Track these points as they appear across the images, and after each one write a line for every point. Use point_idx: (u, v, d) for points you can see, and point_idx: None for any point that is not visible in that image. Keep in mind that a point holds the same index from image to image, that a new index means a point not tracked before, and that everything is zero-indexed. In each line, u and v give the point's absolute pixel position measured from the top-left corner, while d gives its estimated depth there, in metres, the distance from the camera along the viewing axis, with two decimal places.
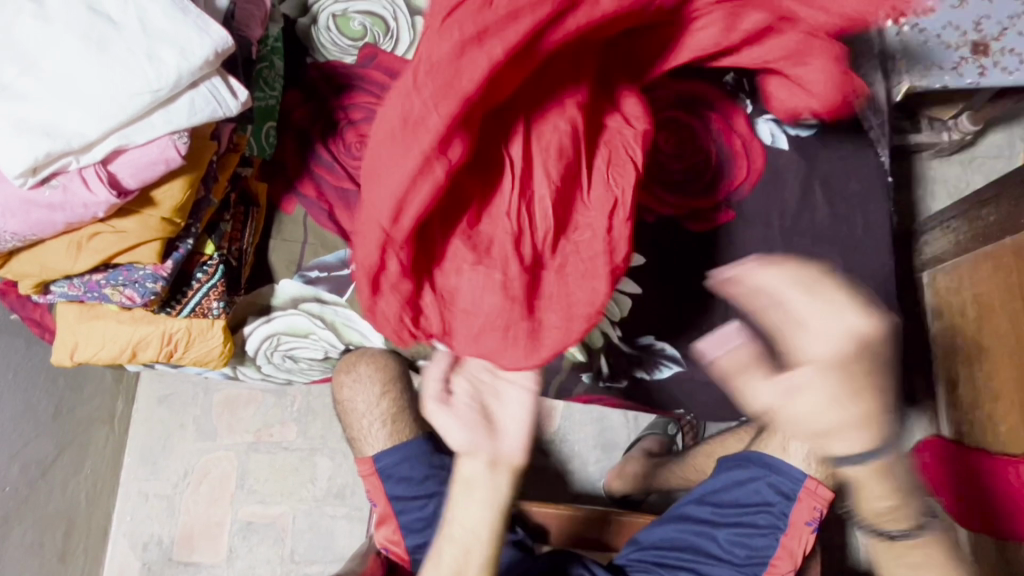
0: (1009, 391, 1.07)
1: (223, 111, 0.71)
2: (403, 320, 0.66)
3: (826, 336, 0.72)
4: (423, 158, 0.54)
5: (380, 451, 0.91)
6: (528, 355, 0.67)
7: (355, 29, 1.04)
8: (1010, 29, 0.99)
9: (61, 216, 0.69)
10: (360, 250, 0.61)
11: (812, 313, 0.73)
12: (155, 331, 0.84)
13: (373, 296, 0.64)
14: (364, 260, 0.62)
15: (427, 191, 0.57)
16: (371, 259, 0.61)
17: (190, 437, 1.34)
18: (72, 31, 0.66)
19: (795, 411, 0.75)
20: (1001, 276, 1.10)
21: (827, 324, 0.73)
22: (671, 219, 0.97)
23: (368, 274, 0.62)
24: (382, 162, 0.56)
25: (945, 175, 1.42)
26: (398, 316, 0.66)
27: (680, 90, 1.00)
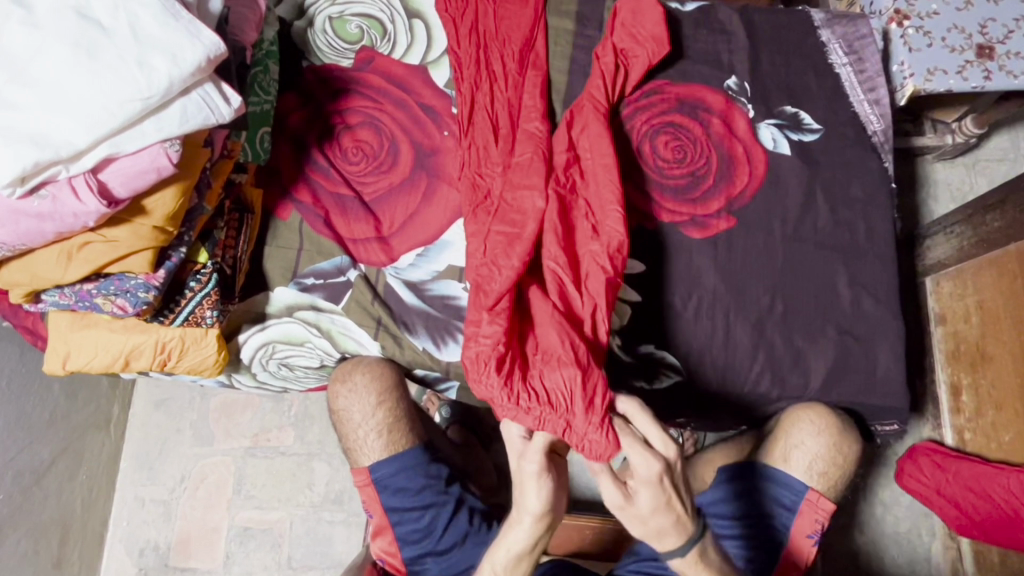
0: (1012, 399, 1.06)
1: (215, 118, 0.70)
2: (513, 396, 0.73)
3: (659, 462, 0.67)
4: (511, 253, 0.82)
5: (377, 461, 0.90)
6: (604, 434, 0.71)
7: (352, 32, 1.02)
8: (1016, 31, 0.98)
9: (51, 225, 0.68)
10: (475, 314, 0.79)
11: (652, 435, 0.70)
12: (148, 340, 0.83)
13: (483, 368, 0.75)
14: (482, 338, 0.76)
15: (511, 278, 0.80)
16: (483, 334, 0.76)
17: (186, 442, 1.34)
18: (61, 37, 0.64)
19: (632, 509, 0.69)
20: (1004, 281, 1.08)
21: (632, 445, 0.69)
22: (672, 224, 0.95)
23: (481, 344, 0.76)
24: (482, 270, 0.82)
25: (948, 179, 1.40)
26: (516, 394, 0.73)
27: (681, 94, 1.00)
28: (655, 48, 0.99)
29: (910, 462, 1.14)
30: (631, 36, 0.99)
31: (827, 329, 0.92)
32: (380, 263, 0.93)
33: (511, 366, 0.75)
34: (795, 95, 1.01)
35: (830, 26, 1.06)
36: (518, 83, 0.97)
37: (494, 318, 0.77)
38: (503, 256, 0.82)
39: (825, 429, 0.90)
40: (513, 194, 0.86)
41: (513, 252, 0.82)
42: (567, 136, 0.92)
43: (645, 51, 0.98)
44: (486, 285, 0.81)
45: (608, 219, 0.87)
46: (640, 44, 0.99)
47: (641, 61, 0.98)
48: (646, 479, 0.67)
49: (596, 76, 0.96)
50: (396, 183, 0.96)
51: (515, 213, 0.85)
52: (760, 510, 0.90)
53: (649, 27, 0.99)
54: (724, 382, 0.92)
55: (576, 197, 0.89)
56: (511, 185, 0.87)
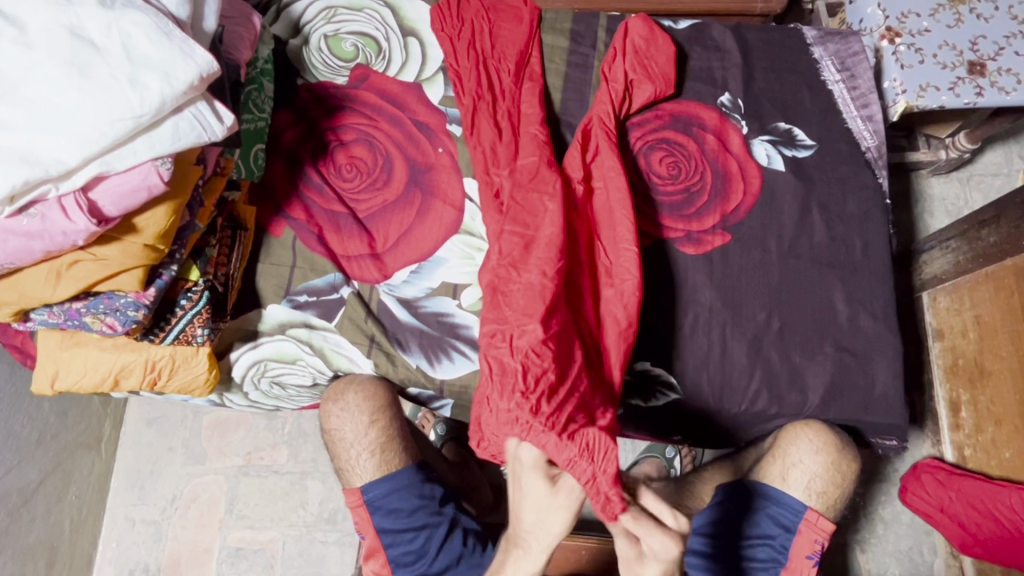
0: (1011, 415, 1.05)
1: (208, 136, 0.70)
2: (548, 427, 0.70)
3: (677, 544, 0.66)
4: (529, 256, 0.81)
5: (369, 482, 0.88)
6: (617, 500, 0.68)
7: (346, 49, 1.02)
8: (1007, 48, 1.03)
9: (39, 244, 0.67)
10: (501, 314, 0.78)
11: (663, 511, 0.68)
12: (138, 358, 0.82)
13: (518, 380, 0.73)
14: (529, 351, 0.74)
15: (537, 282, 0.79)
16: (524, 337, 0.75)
17: (178, 460, 1.32)
18: (53, 56, 0.65)
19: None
20: (1001, 296, 1.07)
21: (650, 530, 0.66)
22: (668, 240, 0.95)
23: (527, 354, 0.74)
24: (501, 273, 0.81)
25: (944, 194, 1.41)
26: (557, 425, 0.70)
27: (675, 111, 1.01)
28: (664, 86, 0.99)
29: (913, 478, 1.13)
30: (635, 60, 0.99)
31: (824, 345, 0.92)
32: (373, 280, 0.93)
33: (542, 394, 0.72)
34: (788, 112, 1.02)
35: (823, 43, 1.07)
36: (515, 94, 0.98)
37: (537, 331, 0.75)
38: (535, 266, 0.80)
39: (824, 448, 0.88)
40: (523, 196, 0.86)
41: (531, 251, 0.82)
42: (582, 161, 0.91)
43: (653, 87, 0.98)
44: (504, 286, 0.80)
45: (623, 265, 0.87)
46: (651, 78, 0.98)
47: (648, 94, 0.98)
48: (661, 559, 0.66)
49: (605, 100, 0.96)
50: (390, 200, 0.95)
51: (528, 216, 0.85)
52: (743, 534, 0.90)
53: (661, 63, 0.99)
54: (721, 402, 0.90)
55: (597, 230, 0.90)
56: (543, 194, 0.86)
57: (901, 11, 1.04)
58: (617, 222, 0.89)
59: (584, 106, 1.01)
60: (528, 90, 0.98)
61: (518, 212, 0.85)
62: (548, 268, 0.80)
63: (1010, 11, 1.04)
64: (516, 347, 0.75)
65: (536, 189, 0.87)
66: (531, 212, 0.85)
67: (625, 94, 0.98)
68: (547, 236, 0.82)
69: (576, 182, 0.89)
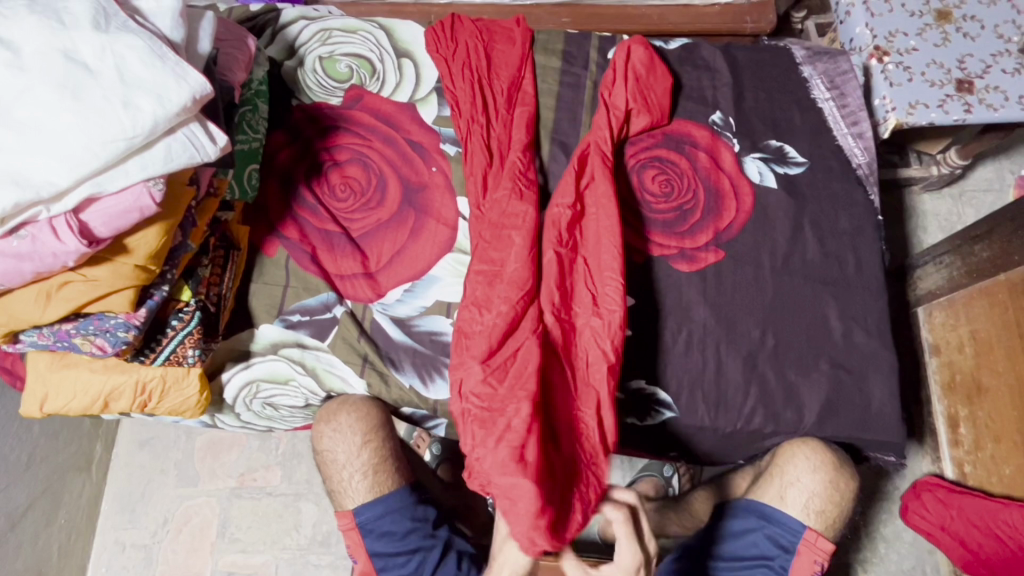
0: (1010, 431, 1.04)
1: (200, 157, 0.70)
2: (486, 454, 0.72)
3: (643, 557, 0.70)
4: (492, 295, 0.83)
5: (361, 504, 0.87)
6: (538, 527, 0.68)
7: (341, 71, 1.03)
8: (993, 66, 1.07)
9: (29, 265, 0.67)
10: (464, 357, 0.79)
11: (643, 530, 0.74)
12: (128, 380, 0.81)
13: (486, 420, 0.74)
14: (474, 395, 0.76)
15: (500, 323, 0.80)
16: (472, 378, 0.77)
17: (170, 483, 1.30)
18: (47, 80, 0.65)
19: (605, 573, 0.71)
20: (996, 311, 1.07)
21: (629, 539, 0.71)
22: (662, 258, 0.95)
23: (473, 398, 0.76)
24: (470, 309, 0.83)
25: (936, 210, 1.42)
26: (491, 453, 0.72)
27: (667, 130, 1.02)
28: (660, 116, 1.00)
29: (914, 497, 1.11)
30: (633, 84, 0.99)
31: (820, 362, 0.91)
32: (367, 299, 0.93)
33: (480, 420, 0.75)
34: (779, 130, 1.03)
35: (812, 62, 1.08)
36: (506, 117, 0.99)
37: (488, 373, 0.77)
38: (487, 307, 0.82)
39: (821, 466, 0.87)
40: (492, 232, 0.88)
41: (494, 289, 0.84)
42: (574, 187, 0.90)
43: (651, 117, 0.99)
44: (469, 328, 0.81)
45: (592, 298, 0.87)
46: (649, 108, 0.99)
47: (644, 123, 0.99)
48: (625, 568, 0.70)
49: (601, 126, 0.96)
50: (383, 220, 0.95)
51: (494, 253, 0.86)
52: (722, 552, 0.90)
53: (659, 94, 1.00)
54: (716, 420, 0.89)
55: (575, 259, 0.89)
56: (509, 232, 0.88)
57: (888, 31, 1.09)
58: (607, 242, 0.88)
59: (576, 125, 1.02)
60: (518, 115, 0.99)
61: (483, 246, 0.87)
62: (507, 307, 0.81)
63: (995, 31, 1.09)
64: (465, 392, 0.77)
65: (501, 228, 0.88)
66: (497, 245, 0.87)
67: (624, 121, 0.98)
68: (511, 273, 0.84)
69: (564, 206, 0.89)
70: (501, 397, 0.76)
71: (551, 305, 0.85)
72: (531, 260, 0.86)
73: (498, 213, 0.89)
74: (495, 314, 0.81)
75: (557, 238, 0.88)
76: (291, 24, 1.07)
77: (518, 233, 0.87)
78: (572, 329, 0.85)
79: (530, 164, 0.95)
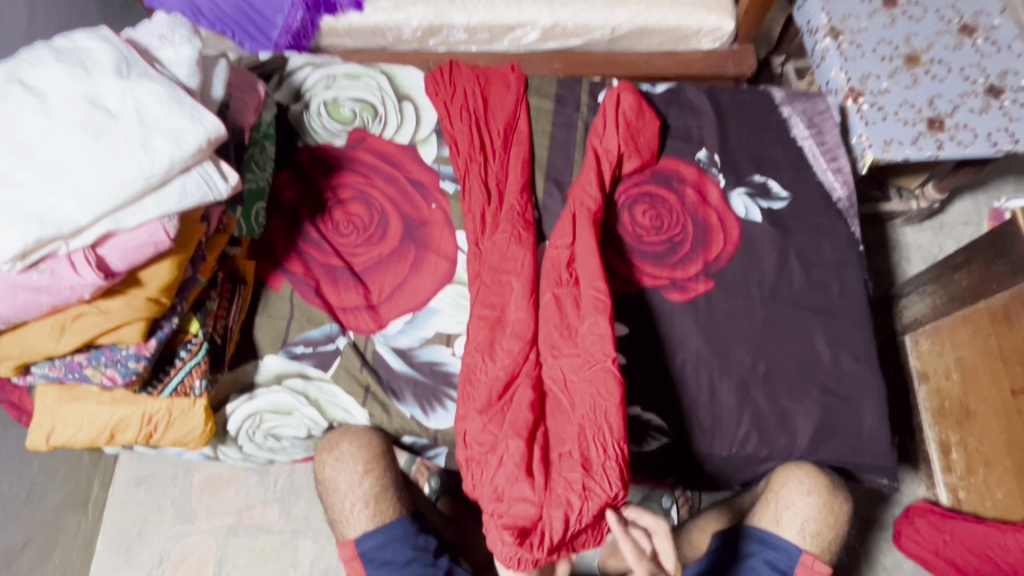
0: (1000, 456, 1.06)
1: (213, 195, 0.74)
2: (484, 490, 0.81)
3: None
4: (495, 341, 0.88)
5: (363, 533, 0.87)
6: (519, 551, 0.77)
7: (345, 114, 1.08)
8: (961, 106, 1.14)
9: (47, 298, 0.70)
10: (465, 408, 0.85)
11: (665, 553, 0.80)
12: (135, 412, 0.82)
13: (484, 465, 0.82)
14: (474, 442, 0.83)
15: (500, 375, 0.86)
16: (473, 426, 0.84)
17: (167, 520, 1.30)
18: (72, 124, 0.69)
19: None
20: (979, 337, 1.11)
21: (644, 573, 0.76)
22: (654, 289, 0.98)
23: (473, 445, 0.83)
24: (475, 355, 0.87)
25: (919, 242, 1.47)
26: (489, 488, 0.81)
27: (656, 168, 1.07)
28: (649, 156, 1.05)
29: (907, 523, 1.13)
30: (623, 126, 1.04)
31: (811, 388, 0.94)
32: (369, 330, 0.95)
33: (479, 459, 0.82)
34: (762, 166, 1.08)
35: (791, 102, 1.14)
36: (503, 157, 1.05)
37: (486, 422, 0.83)
38: (489, 357, 0.87)
39: (815, 489, 0.89)
40: (493, 276, 0.93)
41: (497, 338, 0.89)
42: (571, 228, 0.95)
43: (640, 158, 1.04)
44: (472, 375, 0.86)
45: (590, 332, 0.87)
46: (638, 150, 1.04)
47: (635, 164, 1.04)
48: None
49: (592, 166, 1.01)
50: (385, 254, 0.99)
51: (495, 297, 0.91)
52: None
53: (648, 136, 1.06)
54: (711, 445, 0.91)
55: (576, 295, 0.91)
56: (506, 287, 0.92)
57: (861, 74, 1.17)
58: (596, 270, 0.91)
59: (569, 163, 1.07)
60: (516, 159, 1.04)
61: (483, 298, 0.91)
62: (508, 360, 0.87)
63: (962, 73, 1.16)
64: (467, 440, 0.84)
65: (502, 276, 0.93)
66: (497, 291, 0.92)
67: (616, 163, 1.03)
68: (513, 320, 0.90)
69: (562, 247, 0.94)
70: (500, 443, 0.82)
71: (550, 344, 0.89)
72: (531, 305, 0.91)
73: (495, 258, 0.94)
74: (498, 366, 0.86)
75: (557, 281, 0.92)
76: (297, 70, 1.13)
77: (518, 279, 0.92)
78: (576, 361, 0.87)
79: (526, 203, 1.01)
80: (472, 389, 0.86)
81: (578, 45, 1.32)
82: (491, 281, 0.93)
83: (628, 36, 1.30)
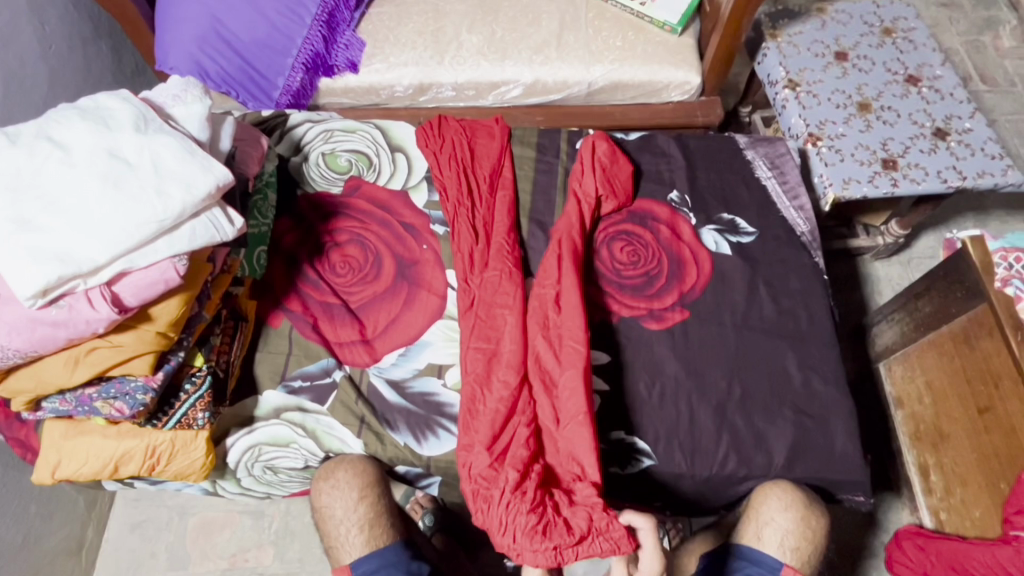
0: (974, 474, 1.10)
1: (220, 237, 0.81)
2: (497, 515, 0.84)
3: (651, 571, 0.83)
4: (492, 374, 0.94)
5: (358, 558, 0.89)
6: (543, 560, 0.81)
7: (342, 164, 1.17)
8: (911, 147, 1.24)
9: (63, 332, 0.75)
10: (469, 440, 0.89)
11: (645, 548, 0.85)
12: (140, 444, 0.86)
13: (489, 496, 0.85)
14: (480, 476, 0.87)
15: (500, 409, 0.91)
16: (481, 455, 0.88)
17: (161, 566, 1.30)
18: (94, 173, 0.76)
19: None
20: (945, 361, 1.16)
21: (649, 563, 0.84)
22: (634, 319, 1.04)
23: (479, 479, 0.87)
24: (473, 390, 0.93)
25: (888, 275, 1.55)
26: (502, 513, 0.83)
27: (632, 208, 1.14)
28: (625, 199, 1.13)
29: (896, 547, 1.15)
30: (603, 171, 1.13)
31: (784, 410, 0.99)
32: (364, 363, 1.00)
33: (488, 489, 0.86)
34: (729, 204, 1.16)
35: (754, 146, 1.24)
36: (490, 201, 1.12)
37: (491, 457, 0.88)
38: (492, 390, 0.93)
39: (792, 504, 0.92)
40: (490, 312, 0.99)
41: (493, 371, 0.95)
42: (555, 270, 1.01)
43: (617, 201, 1.12)
44: (474, 408, 0.91)
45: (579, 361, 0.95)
46: (615, 193, 1.13)
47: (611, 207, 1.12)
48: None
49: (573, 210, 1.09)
50: (379, 291, 1.05)
51: (490, 331, 0.98)
52: None
53: (623, 179, 1.14)
54: (693, 466, 0.95)
55: (562, 332, 0.97)
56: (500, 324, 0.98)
57: (819, 121, 1.27)
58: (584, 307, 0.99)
59: (550, 205, 1.15)
60: (502, 203, 1.12)
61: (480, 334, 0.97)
62: (505, 392, 0.92)
63: (910, 118, 1.27)
64: (472, 474, 0.88)
65: (493, 309, 1.00)
66: (492, 328, 0.98)
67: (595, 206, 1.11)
68: (507, 354, 0.95)
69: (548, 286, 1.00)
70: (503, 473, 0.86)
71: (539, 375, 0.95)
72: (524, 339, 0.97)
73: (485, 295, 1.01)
74: (497, 399, 0.92)
75: (542, 321, 0.98)
76: (297, 126, 1.22)
77: (510, 314, 0.99)
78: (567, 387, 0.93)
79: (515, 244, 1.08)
80: (473, 420, 0.91)
81: (558, 99, 1.43)
82: (484, 316, 0.99)
83: (604, 90, 1.41)
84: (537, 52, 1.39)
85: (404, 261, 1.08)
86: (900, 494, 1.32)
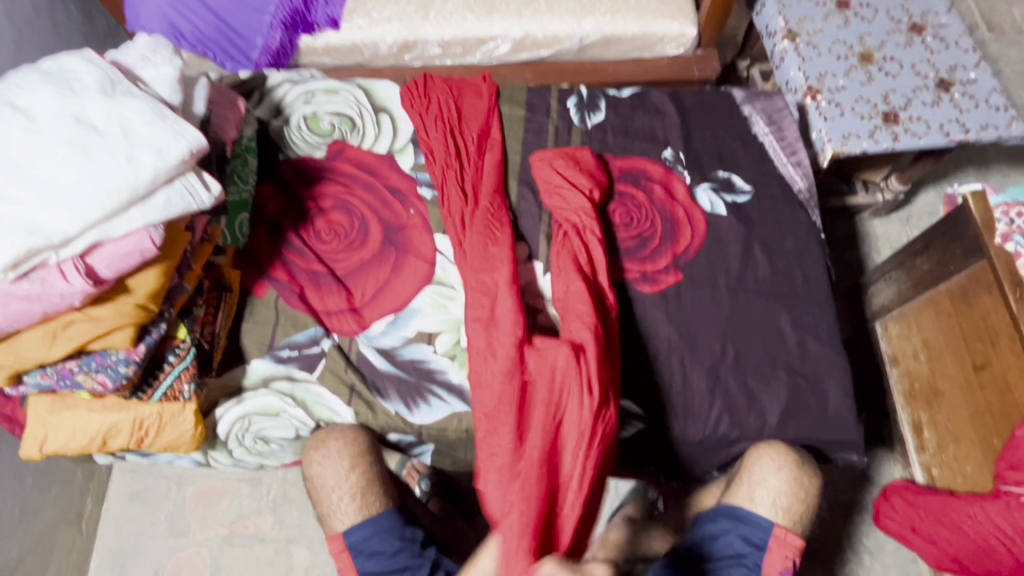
0: (967, 430, 1.10)
1: (196, 204, 0.78)
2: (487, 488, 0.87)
3: None
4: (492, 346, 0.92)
5: (351, 526, 0.90)
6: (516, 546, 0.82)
7: (324, 127, 1.13)
8: (914, 100, 1.20)
9: (38, 306, 0.73)
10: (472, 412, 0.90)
11: None
12: (126, 418, 0.85)
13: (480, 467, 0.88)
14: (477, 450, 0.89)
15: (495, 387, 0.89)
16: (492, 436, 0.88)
17: (161, 534, 1.31)
18: (60, 140, 0.73)
19: None
20: (942, 319, 1.15)
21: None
22: (627, 282, 1.02)
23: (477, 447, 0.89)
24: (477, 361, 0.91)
25: (886, 233, 1.52)
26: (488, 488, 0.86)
27: (624, 167, 1.11)
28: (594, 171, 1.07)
29: (885, 501, 1.15)
30: (573, 163, 1.06)
31: (778, 370, 0.98)
32: (352, 332, 0.99)
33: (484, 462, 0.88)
34: (725, 162, 1.13)
35: (751, 101, 1.19)
36: (477, 163, 1.09)
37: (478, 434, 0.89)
38: (502, 370, 0.90)
39: (785, 464, 0.92)
40: (476, 278, 0.97)
41: (493, 343, 0.92)
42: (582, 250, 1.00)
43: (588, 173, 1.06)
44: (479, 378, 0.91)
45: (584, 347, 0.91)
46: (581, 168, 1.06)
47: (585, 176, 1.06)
48: None
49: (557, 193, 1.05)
50: (367, 258, 1.02)
51: (482, 298, 0.95)
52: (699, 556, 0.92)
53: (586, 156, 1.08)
54: (685, 429, 0.95)
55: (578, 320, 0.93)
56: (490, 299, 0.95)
57: (818, 74, 1.23)
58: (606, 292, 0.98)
59: None
60: (492, 166, 1.09)
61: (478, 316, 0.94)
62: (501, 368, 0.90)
63: (913, 69, 1.22)
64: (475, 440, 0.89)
65: (485, 290, 0.96)
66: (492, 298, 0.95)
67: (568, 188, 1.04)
68: (504, 327, 0.92)
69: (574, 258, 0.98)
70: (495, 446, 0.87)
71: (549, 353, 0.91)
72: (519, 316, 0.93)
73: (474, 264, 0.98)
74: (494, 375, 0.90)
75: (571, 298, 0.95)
76: (277, 87, 1.17)
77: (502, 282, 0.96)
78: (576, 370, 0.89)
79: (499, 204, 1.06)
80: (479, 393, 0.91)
81: (549, 56, 1.37)
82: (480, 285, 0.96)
83: (596, 45, 1.35)
84: (525, 5, 1.33)
85: (391, 226, 1.05)
86: (894, 450, 1.32)
